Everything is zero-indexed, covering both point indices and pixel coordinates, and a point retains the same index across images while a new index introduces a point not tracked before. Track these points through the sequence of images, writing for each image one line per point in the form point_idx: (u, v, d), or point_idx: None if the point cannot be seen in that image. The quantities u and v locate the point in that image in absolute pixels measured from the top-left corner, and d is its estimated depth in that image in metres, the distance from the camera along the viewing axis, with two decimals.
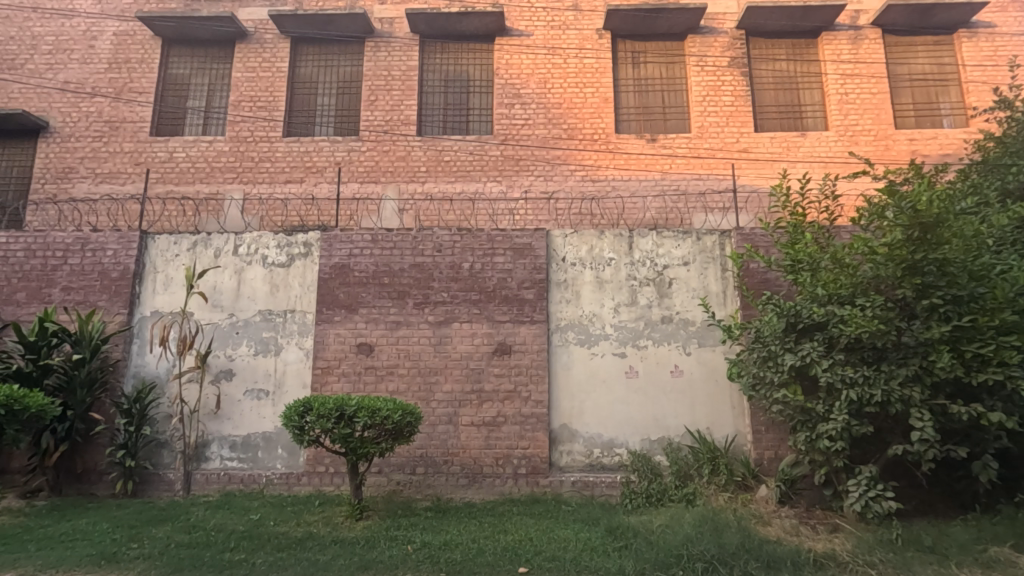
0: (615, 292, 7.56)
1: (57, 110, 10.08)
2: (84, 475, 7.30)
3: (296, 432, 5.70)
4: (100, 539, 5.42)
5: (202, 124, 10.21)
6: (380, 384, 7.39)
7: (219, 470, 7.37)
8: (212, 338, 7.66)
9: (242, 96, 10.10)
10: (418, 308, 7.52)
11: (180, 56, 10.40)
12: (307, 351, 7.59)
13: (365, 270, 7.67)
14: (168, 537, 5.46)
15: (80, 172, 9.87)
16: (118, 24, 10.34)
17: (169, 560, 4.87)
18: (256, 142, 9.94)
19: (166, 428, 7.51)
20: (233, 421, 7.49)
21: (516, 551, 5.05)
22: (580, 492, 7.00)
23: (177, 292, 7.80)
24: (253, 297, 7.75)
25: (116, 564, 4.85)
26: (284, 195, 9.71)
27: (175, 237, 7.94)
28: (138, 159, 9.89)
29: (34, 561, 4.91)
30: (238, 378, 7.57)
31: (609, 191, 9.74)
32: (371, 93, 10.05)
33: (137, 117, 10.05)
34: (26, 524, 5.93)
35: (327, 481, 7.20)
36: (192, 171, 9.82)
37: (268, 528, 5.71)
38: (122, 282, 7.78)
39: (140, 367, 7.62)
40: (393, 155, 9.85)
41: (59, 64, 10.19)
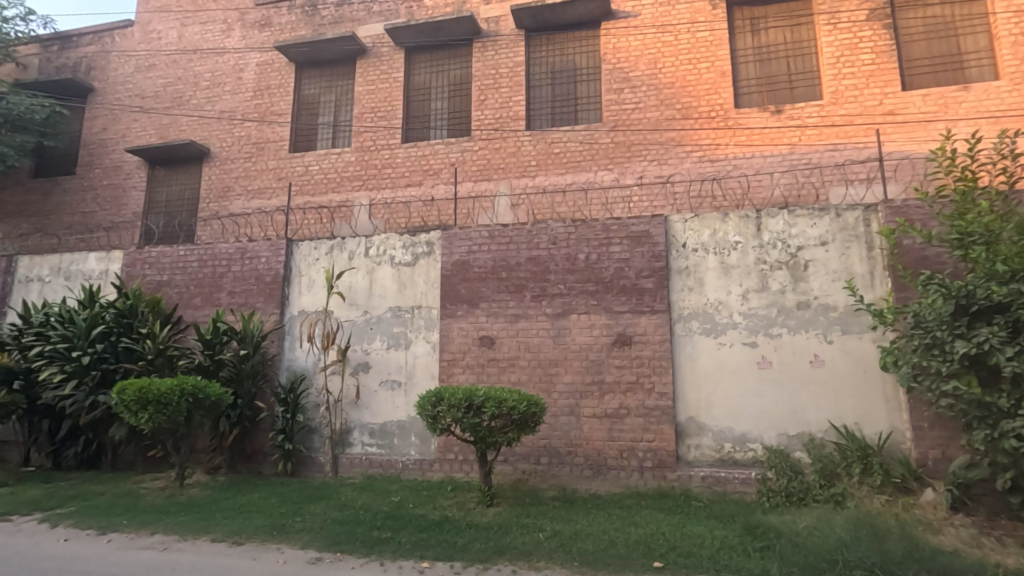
0: (743, 277, 7.11)
1: (215, 137, 11.52)
2: (252, 456, 8.34)
3: (430, 421, 6.04)
4: (270, 512, 6.17)
5: (332, 138, 11.12)
6: (502, 375, 7.60)
7: (361, 455, 8.04)
8: (350, 334, 8.36)
9: (364, 108, 10.86)
10: (536, 301, 7.61)
11: (311, 77, 11.42)
12: (433, 345, 8.01)
13: (483, 266, 7.92)
14: (325, 513, 6.06)
15: (235, 190, 11.21)
16: (260, 55, 11.58)
17: (327, 535, 5.42)
18: (379, 150, 10.64)
19: (316, 416, 8.33)
20: (371, 410, 8.12)
21: (649, 545, 4.95)
22: (711, 488, 6.69)
23: (319, 293, 8.60)
24: (384, 295, 8.33)
25: (285, 535, 5.48)
26: (406, 198, 10.30)
27: (315, 243, 8.76)
28: (281, 175, 11.02)
29: (221, 528, 5.70)
30: (374, 370, 8.19)
31: (730, 171, 9.16)
32: (481, 92, 10.32)
33: (278, 137, 11.22)
34: (212, 496, 6.90)
35: (457, 468, 7.57)
36: (325, 182, 10.75)
37: (408, 509, 6.13)
38: (274, 285, 8.74)
39: (292, 361, 8.51)
40: (504, 151, 10.04)
41: (215, 96, 11.65)
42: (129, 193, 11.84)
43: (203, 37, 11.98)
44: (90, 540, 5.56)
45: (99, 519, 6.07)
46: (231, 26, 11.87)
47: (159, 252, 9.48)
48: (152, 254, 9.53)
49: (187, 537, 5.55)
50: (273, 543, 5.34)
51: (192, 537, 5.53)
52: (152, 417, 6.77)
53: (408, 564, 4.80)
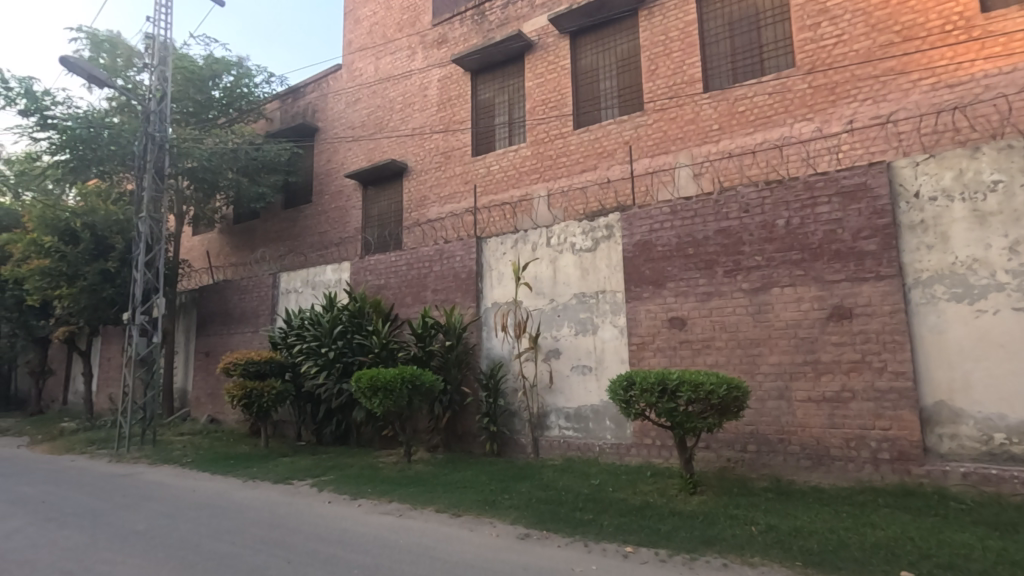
0: (1009, 226, 5.63)
1: (410, 153, 12.89)
2: (464, 436, 9.21)
3: (623, 406, 5.96)
4: (482, 488, 6.74)
5: (508, 136, 11.61)
6: (697, 358, 7.18)
7: (559, 437, 8.31)
8: (540, 322, 8.69)
9: (536, 102, 11.13)
10: (730, 276, 7.01)
11: (485, 82, 12.07)
12: (621, 328, 7.90)
13: (668, 244, 7.55)
14: (530, 492, 6.42)
15: (430, 198, 12.42)
16: (441, 71, 12.62)
17: (533, 512, 5.72)
18: (552, 141, 10.82)
19: (515, 400, 8.86)
20: (565, 394, 8.35)
21: (893, 551, 4.22)
22: (976, 488, 5.46)
23: (508, 285, 9.10)
24: (568, 282, 8.47)
25: (496, 510, 5.94)
26: (582, 184, 10.32)
27: (501, 238, 9.29)
28: (467, 179, 11.90)
29: (443, 501, 6.39)
30: (565, 356, 8.39)
31: (979, 94, 7.29)
32: (651, 62, 9.83)
33: (462, 143, 12.12)
34: (434, 472, 7.79)
35: (655, 454, 7.37)
36: (506, 179, 11.31)
37: (609, 493, 6.16)
38: (469, 281, 9.50)
39: (490, 350, 9.17)
40: (681, 120, 9.43)
41: (408, 116, 13.03)
42: (351, 212, 13.91)
43: (393, 65, 13.49)
44: (346, 503, 6.70)
45: (351, 487, 7.28)
46: (415, 50, 13.15)
47: (376, 260, 10.97)
48: (371, 262, 11.08)
49: (417, 506, 6.34)
50: (487, 516, 5.82)
51: (421, 506, 6.31)
52: (382, 402, 7.87)
53: (611, 547, 4.81)
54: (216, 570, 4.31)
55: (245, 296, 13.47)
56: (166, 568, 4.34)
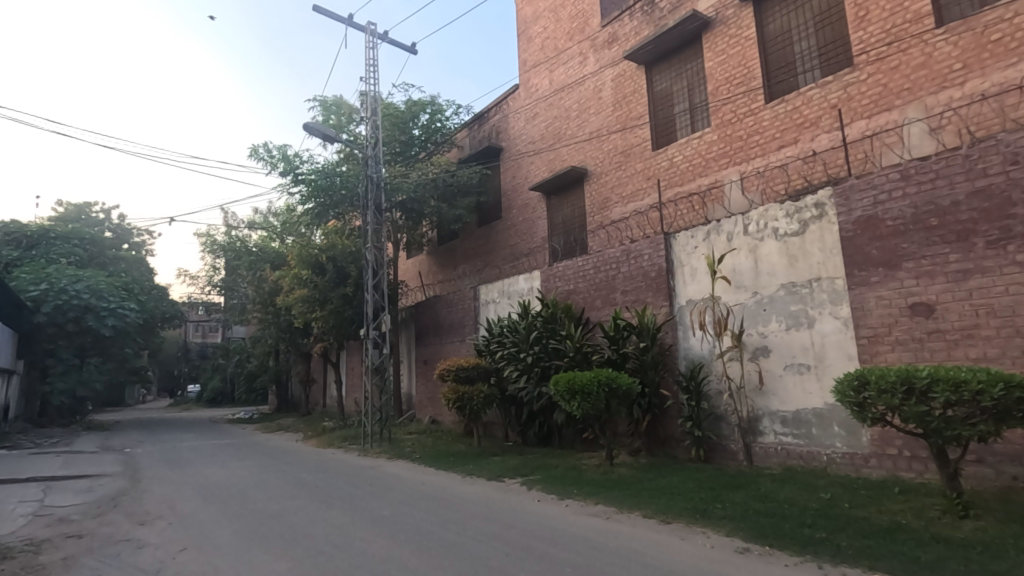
0: None
1: (589, 157, 12.99)
2: (666, 440, 8.89)
3: (855, 410, 5.15)
4: (690, 496, 6.40)
5: (690, 123, 10.98)
6: (955, 351, 5.87)
7: (776, 444, 7.50)
8: (743, 317, 7.98)
9: (719, 82, 10.36)
10: (995, 248, 5.61)
11: (661, 71, 11.63)
12: (845, 320, 6.85)
13: (900, 217, 6.35)
14: (746, 503, 5.89)
15: (613, 199, 12.33)
16: (614, 71, 12.53)
17: (752, 525, 5.24)
18: (741, 120, 9.94)
19: (721, 403, 8.26)
20: (779, 396, 7.52)
21: None
22: None
23: (703, 280, 8.56)
24: (773, 272, 7.64)
25: (708, 519, 5.58)
26: (781, 161, 9.26)
27: (691, 231, 8.80)
28: (649, 174, 11.56)
29: (649, 506, 6.21)
30: (776, 354, 7.57)
31: None
32: (859, 9, 8.45)
33: (641, 139, 11.82)
34: (638, 476, 7.64)
35: (904, 467, 6.20)
36: (691, 168, 10.71)
37: (844, 509, 5.35)
38: (660, 279, 9.17)
39: (688, 350, 8.72)
40: (906, 67, 7.89)
41: (585, 122, 13.17)
42: (537, 223, 14.51)
43: (567, 74, 13.78)
44: (554, 502, 6.93)
45: (557, 487, 7.52)
46: (586, 55, 13.27)
47: (564, 266, 11.26)
48: (560, 269, 11.40)
49: (623, 510, 6.27)
50: (698, 526, 5.49)
51: (627, 510, 6.23)
52: (580, 405, 8.00)
53: (854, 573, 4.14)
54: (446, 556, 4.79)
55: (452, 309, 14.92)
56: (406, 549, 4.96)
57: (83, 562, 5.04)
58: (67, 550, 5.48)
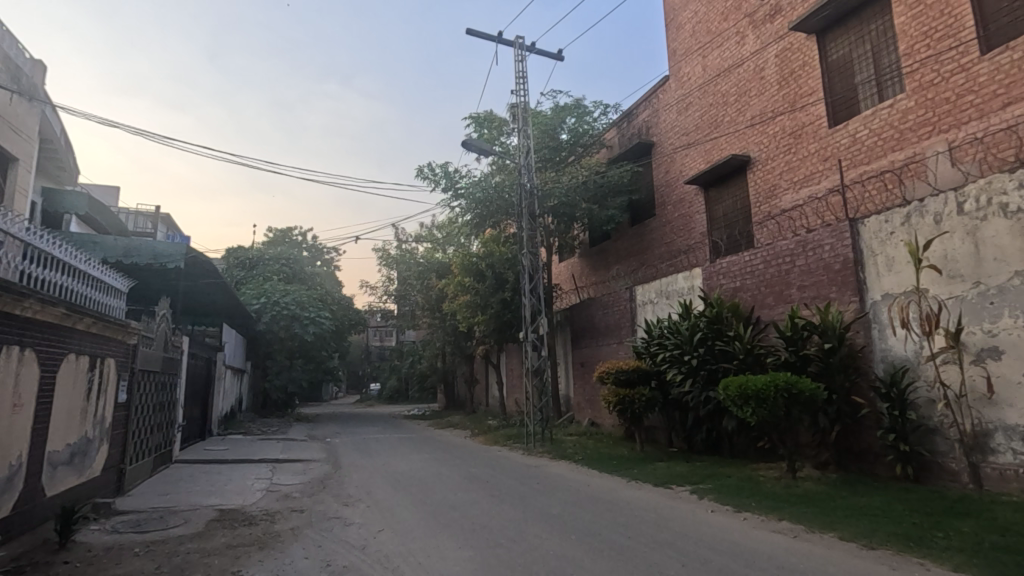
0: None
1: (752, 143, 12.01)
2: (862, 455, 7.83)
3: None
4: (900, 520, 5.56)
5: (877, 92, 9.60)
6: None
7: (1017, 466, 6.17)
8: (961, 313, 6.73)
9: (915, 38, 8.89)
10: None
11: (836, 39, 10.36)
12: None
13: None
14: (978, 534, 4.94)
15: (782, 186, 11.24)
16: (778, 46, 11.46)
17: (990, 562, 4.37)
18: (948, 79, 8.42)
19: (934, 414, 7.05)
20: (1020, 408, 6.18)
21: None
22: None
23: (903, 271, 7.39)
24: (1003, 257, 6.33)
25: (927, 549, 4.78)
26: (1007, 122, 7.65)
27: (885, 215, 7.67)
28: (826, 155, 10.33)
29: (848, 528, 5.53)
30: (1012, 356, 6.25)
31: None
32: None
33: (815, 117, 10.60)
34: (829, 492, 6.83)
35: None
36: (881, 142, 9.33)
37: None
38: (846, 272, 8.14)
39: (887, 351, 7.59)
40: None
41: (745, 105, 12.22)
42: (695, 218, 13.75)
43: (722, 57, 12.93)
44: (730, 515, 6.48)
45: (733, 498, 7.04)
46: (744, 34, 12.33)
47: (729, 262, 10.53)
48: (723, 265, 10.69)
49: (814, 530, 5.65)
50: (914, 556, 4.73)
51: (819, 530, 5.61)
52: (755, 411, 7.41)
53: None
54: (619, 559, 4.74)
55: (607, 311, 14.81)
56: (579, 550, 5.00)
57: (307, 533, 5.93)
58: (293, 521, 6.51)
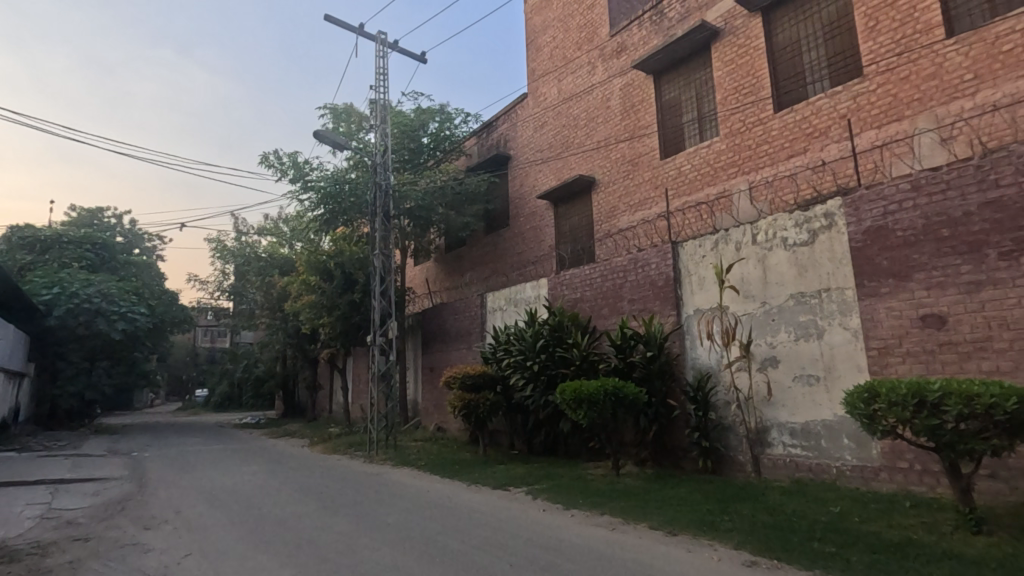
0: None
1: (597, 166, 13.02)
2: (673, 451, 8.81)
3: (865, 422, 5.11)
4: (698, 507, 6.33)
5: (698, 132, 10.99)
6: (967, 363, 5.81)
7: (785, 456, 7.41)
8: (751, 327, 7.94)
9: (728, 91, 10.36)
10: (1008, 259, 5.55)
11: (669, 81, 11.66)
12: (854, 331, 6.78)
13: (911, 227, 6.30)
14: (754, 515, 5.82)
15: (620, 208, 12.33)
16: (622, 80, 12.57)
17: (760, 539, 5.15)
18: (750, 129, 9.93)
19: (728, 414, 8.18)
20: (788, 408, 7.44)
21: None
22: None
23: (710, 290, 8.52)
24: (782, 282, 7.60)
25: (716, 532, 5.50)
26: (790, 171, 9.24)
27: (699, 240, 8.77)
28: (657, 183, 11.56)
29: (657, 518, 6.16)
30: (785, 364, 7.51)
31: None
32: (869, 18, 8.43)
33: (649, 148, 11.83)
34: (644, 486, 7.58)
35: (915, 481, 6.12)
36: (700, 177, 10.69)
37: (854, 523, 5.27)
38: (667, 288, 9.15)
39: (696, 359, 8.65)
40: (916, 78, 7.87)
41: (593, 130, 13.21)
42: (545, 231, 14.49)
43: (575, 83, 13.85)
44: (559, 512, 6.87)
45: (563, 496, 7.47)
46: (594, 65, 13.33)
47: (572, 274, 11.23)
48: (567, 277, 11.38)
49: (630, 521, 6.22)
50: (705, 539, 5.42)
51: (633, 521, 6.18)
52: (586, 414, 7.96)
53: None
54: (450, 565, 4.76)
55: (458, 316, 14.94)
56: (412, 558, 4.91)
57: (89, 566, 5.05)
58: (72, 553, 5.51)
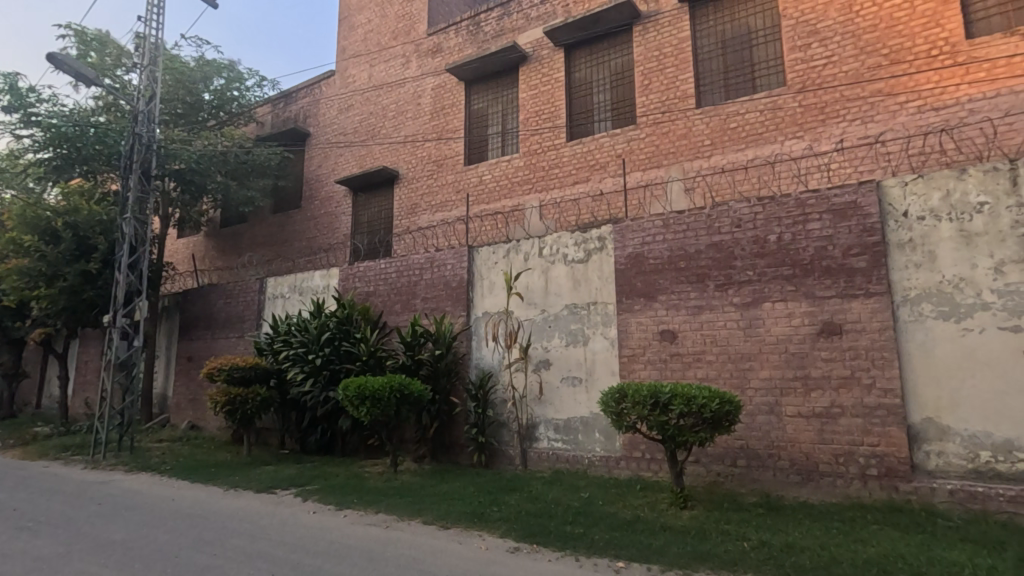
0: (995, 246, 5.76)
1: (402, 160, 12.86)
2: (451, 447, 9.11)
3: (614, 418, 5.98)
4: (471, 500, 6.66)
5: (501, 146, 11.64)
6: (688, 371, 7.21)
7: (549, 449, 8.26)
8: (531, 332, 8.67)
9: (530, 113, 11.20)
10: (721, 290, 7.06)
11: (479, 92, 12.13)
12: (612, 340, 7.90)
13: (660, 257, 7.59)
14: (519, 505, 6.34)
15: (421, 206, 12.38)
16: (435, 80, 12.67)
17: (523, 526, 5.62)
18: (546, 152, 10.88)
19: (504, 411, 8.78)
20: (555, 406, 8.30)
21: (885, 567, 4.22)
22: (963, 506, 5.54)
23: (499, 294, 9.07)
24: (559, 293, 8.47)
25: (486, 523, 5.84)
26: (574, 195, 10.37)
27: (493, 247, 9.27)
28: (458, 188, 11.90)
29: (432, 512, 6.29)
30: (555, 367, 8.36)
31: (966, 117, 7.49)
32: (645, 77, 9.95)
33: (454, 152, 12.13)
34: (421, 482, 7.68)
35: (645, 467, 7.36)
36: (498, 189, 11.33)
37: (598, 506, 6.10)
38: (460, 290, 9.46)
39: (480, 359, 9.10)
40: (673, 135, 9.54)
41: (401, 124, 13.02)
42: (341, 219, 13.78)
43: (387, 73, 13.50)
44: (331, 514, 6.56)
45: (337, 497, 7.15)
46: (409, 59, 13.18)
47: (366, 267, 10.87)
48: (360, 269, 10.97)
49: (405, 518, 6.24)
50: (475, 530, 5.72)
51: (408, 518, 6.21)
52: (369, 411, 7.77)
53: (603, 562, 4.76)
54: None
55: (230, 301, 13.27)
56: None
57: None
58: None
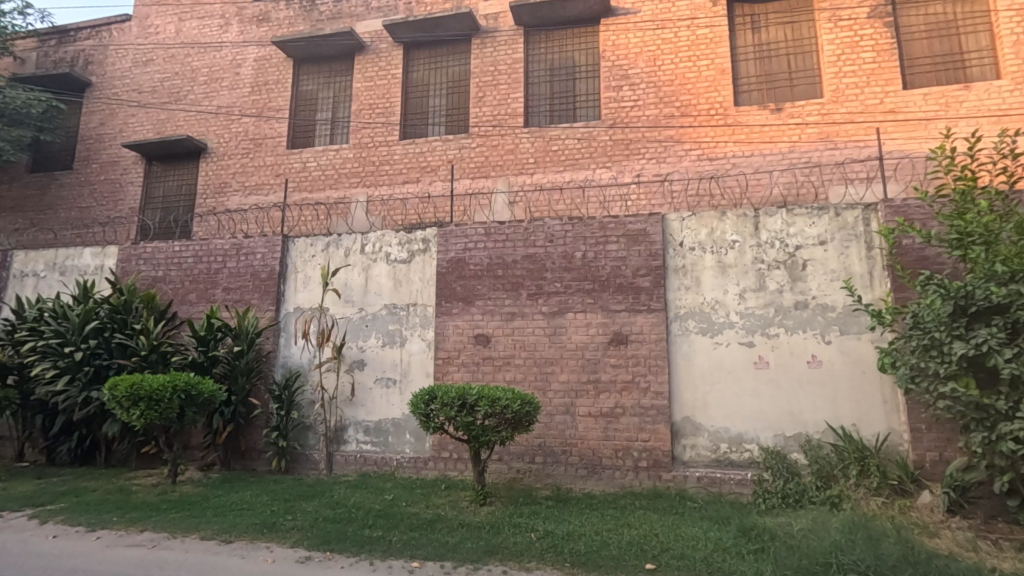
0: (740, 277, 7.10)
1: (212, 132, 11.47)
2: (247, 452, 8.30)
3: (422, 419, 6.02)
4: (262, 510, 6.14)
5: (330, 134, 11.08)
6: (497, 373, 7.57)
7: (356, 452, 8.01)
8: (346, 331, 8.32)
9: (363, 105, 10.82)
10: (532, 299, 7.57)
11: (309, 73, 11.40)
12: (428, 342, 7.97)
13: (479, 264, 7.88)
14: (316, 511, 6.03)
15: (232, 186, 11.16)
16: (258, 51, 11.55)
17: (319, 533, 5.35)
18: (377, 147, 10.60)
19: (311, 413, 8.28)
20: (367, 407, 8.08)
21: (642, 546, 4.91)
22: (706, 489, 6.66)
23: (314, 289, 8.56)
24: (379, 292, 8.29)
25: (276, 533, 5.44)
26: (403, 195, 10.27)
27: (311, 239, 8.72)
28: (278, 171, 10.99)
29: (212, 526, 5.66)
30: (369, 367, 8.15)
31: (729, 169, 9.12)
32: (479, 89, 10.27)
33: (275, 133, 11.17)
34: (205, 493, 6.87)
35: (451, 466, 7.55)
36: (323, 178, 10.73)
37: (401, 508, 6.08)
38: (269, 282, 8.70)
39: (287, 357, 8.47)
40: (502, 148, 10.00)
41: (213, 92, 11.59)
42: (127, 189, 11.79)
43: (200, 31, 11.93)
44: (79, 537, 5.52)
45: (90, 515, 6.04)
46: (229, 22, 11.83)
47: (154, 248, 9.41)
48: (146, 249, 9.46)
49: (177, 535, 5.52)
50: (263, 541, 5.30)
51: (182, 535, 5.50)
52: (143, 414, 6.73)
53: (397, 564, 4.76)
54: None
55: None
56: None
57: None
58: None
